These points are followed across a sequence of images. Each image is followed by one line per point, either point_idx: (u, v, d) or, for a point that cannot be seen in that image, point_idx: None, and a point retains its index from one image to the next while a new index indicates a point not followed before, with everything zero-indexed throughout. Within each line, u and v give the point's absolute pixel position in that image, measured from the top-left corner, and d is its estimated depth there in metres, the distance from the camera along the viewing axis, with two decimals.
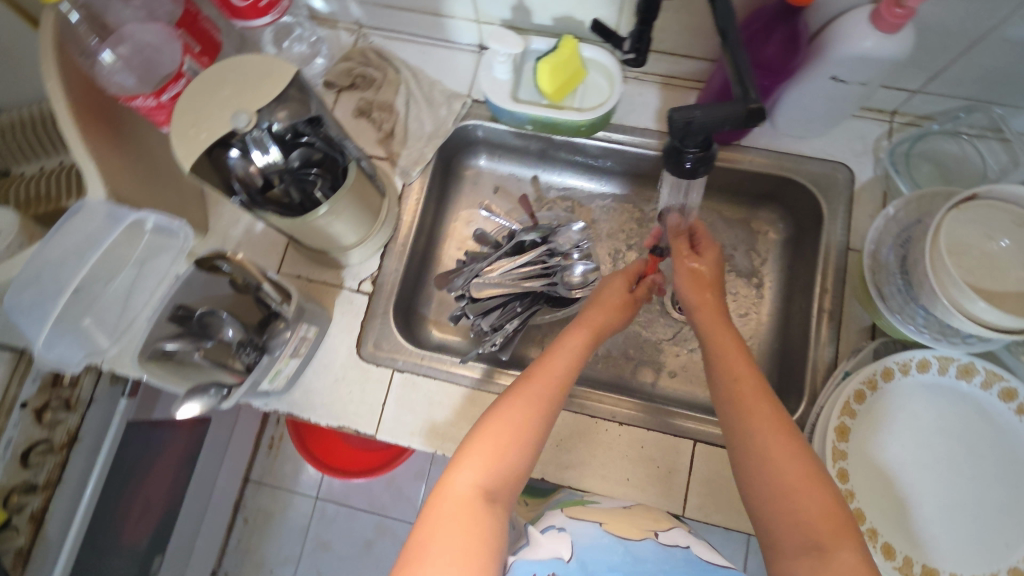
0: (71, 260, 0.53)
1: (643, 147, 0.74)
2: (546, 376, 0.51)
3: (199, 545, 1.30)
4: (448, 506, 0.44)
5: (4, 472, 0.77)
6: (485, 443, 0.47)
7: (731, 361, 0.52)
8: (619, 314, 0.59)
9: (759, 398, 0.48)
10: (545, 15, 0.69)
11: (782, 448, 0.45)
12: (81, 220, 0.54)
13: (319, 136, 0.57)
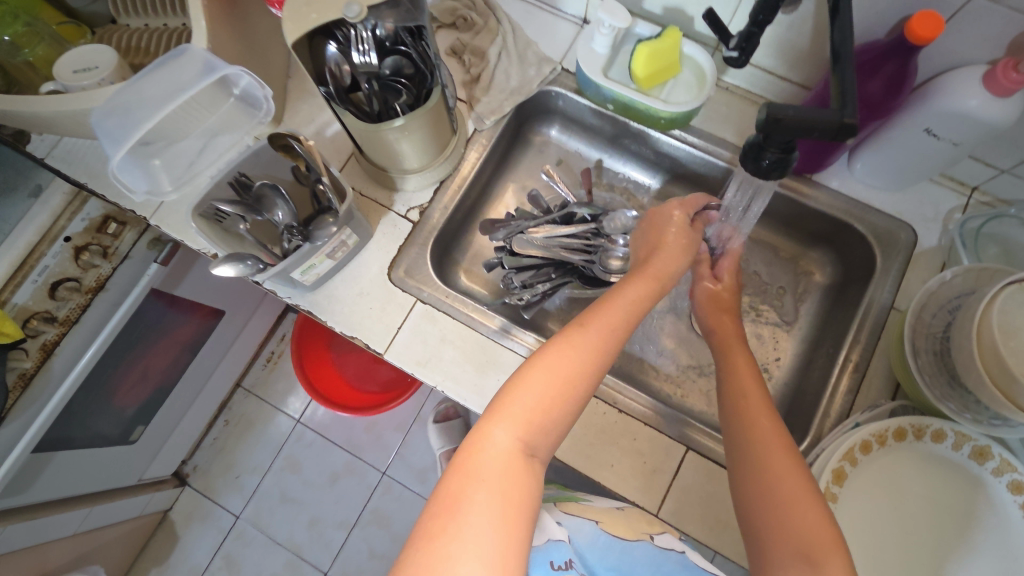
0: (161, 96, 0.54)
1: (715, 156, 0.74)
2: (599, 326, 0.52)
3: (179, 430, 1.33)
4: (487, 458, 0.44)
5: (31, 295, 0.79)
6: (542, 382, 0.48)
7: (743, 386, 0.56)
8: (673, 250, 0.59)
9: (761, 414, 0.52)
10: (657, 1, 0.70)
11: (790, 470, 0.48)
12: (180, 60, 0.55)
13: (416, 50, 0.58)
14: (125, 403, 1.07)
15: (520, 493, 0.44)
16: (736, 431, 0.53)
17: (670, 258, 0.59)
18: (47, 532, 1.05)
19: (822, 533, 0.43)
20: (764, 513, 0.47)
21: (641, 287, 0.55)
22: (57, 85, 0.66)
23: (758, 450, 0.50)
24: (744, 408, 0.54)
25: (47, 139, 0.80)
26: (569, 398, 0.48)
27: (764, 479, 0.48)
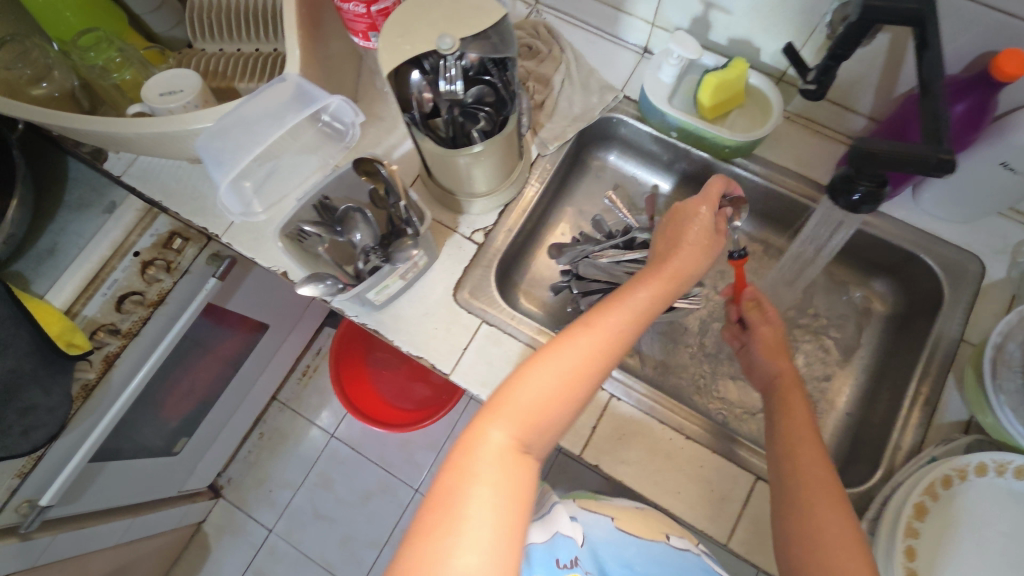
0: (265, 127, 0.57)
1: (777, 184, 0.74)
2: (605, 326, 0.50)
3: (217, 442, 1.35)
4: (485, 455, 0.43)
5: (98, 308, 0.80)
6: (547, 382, 0.46)
7: (795, 435, 0.55)
8: (692, 249, 0.57)
9: (815, 461, 0.52)
10: (722, 33, 0.71)
11: (840, 523, 0.48)
12: (279, 89, 0.58)
13: (501, 80, 0.60)
14: (173, 416, 1.08)
15: (518, 492, 0.42)
16: (784, 474, 0.53)
17: (689, 260, 0.56)
18: (90, 543, 1.06)
19: None
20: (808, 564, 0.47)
21: (654, 286, 0.54)
22: (144, 107, 0.68)
23: (805, 498, 0.50)
24: (794, 454, 0.54)
25: (124, 157, 0.81)
26: (572, 397, 0.47)
27: (813, 529, 0.48)
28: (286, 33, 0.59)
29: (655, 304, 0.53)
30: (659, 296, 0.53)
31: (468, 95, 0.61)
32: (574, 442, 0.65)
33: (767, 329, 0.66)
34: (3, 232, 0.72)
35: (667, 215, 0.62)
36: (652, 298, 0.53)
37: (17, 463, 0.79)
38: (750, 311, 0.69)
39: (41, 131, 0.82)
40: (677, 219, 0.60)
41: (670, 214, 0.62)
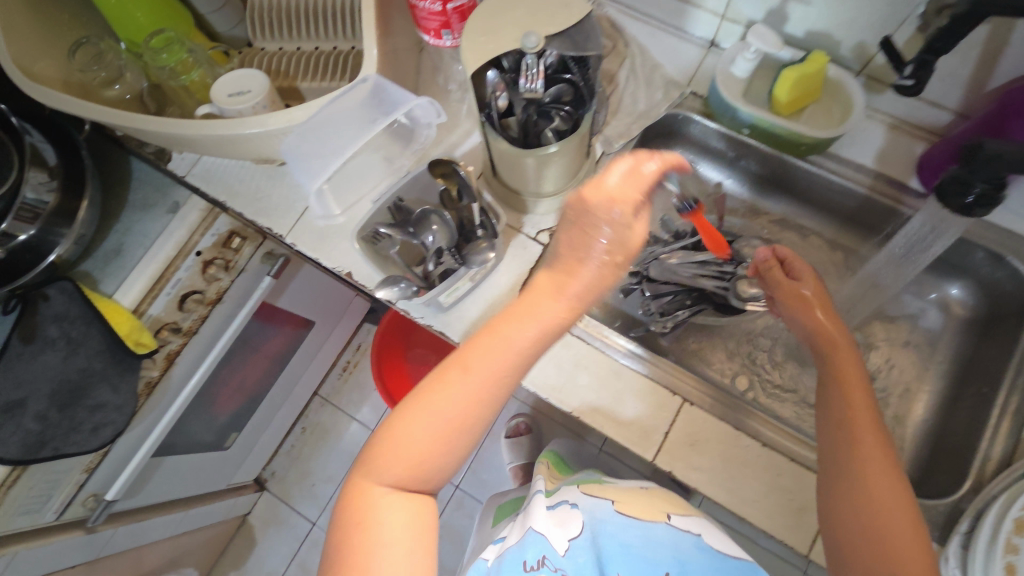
0: (354, 129, 0.61)
1: (852, 182, 0.72)
2: (480, 370, 0.48)
3: (264, 437, 1.37)
4: (378, 508, 0.47)
5: (162, 306, 0.78)
6: (422, 429, 0.48)
7: (851, 401, 0.53)
8: (581, 258, 0.46)
9: (873, 430, 0.51)
10: (800, 26, 0.69)
11: (898, 504, 0.47)
12: (356, 91, 0.60)
13: (581, 78, 0.58)
14: (224, 412, 1.10)
15: (411, 527, 0.47)
16: (838, 451, 0.51)
17: (586, 279, 0.46)
18: (144, 535, 1.08)
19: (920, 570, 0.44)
20: (860, 543, 0.47)
21: (540, 314, 0.47)
22: (212, 108, 0.68)
23: (859, 481, 0.49)
24: (849, 433, 0.51)
25: (188, 157, 0.82)
26: (451, 440, 0.48)
27: (872, 512, 0.47)
28: (364, 32, 0.60)
29: (546, 335, 0.47)
30: (545, 328, 0.47)
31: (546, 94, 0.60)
32: (647, 447, 0.64)
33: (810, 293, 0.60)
34: (75, 233, 0.73)
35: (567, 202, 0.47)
36: (539, 330, 0.47)
37: (85, 458, 0.79)
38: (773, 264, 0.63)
39: (107, 133, 0.83)
40: (572, 211, 0.46)
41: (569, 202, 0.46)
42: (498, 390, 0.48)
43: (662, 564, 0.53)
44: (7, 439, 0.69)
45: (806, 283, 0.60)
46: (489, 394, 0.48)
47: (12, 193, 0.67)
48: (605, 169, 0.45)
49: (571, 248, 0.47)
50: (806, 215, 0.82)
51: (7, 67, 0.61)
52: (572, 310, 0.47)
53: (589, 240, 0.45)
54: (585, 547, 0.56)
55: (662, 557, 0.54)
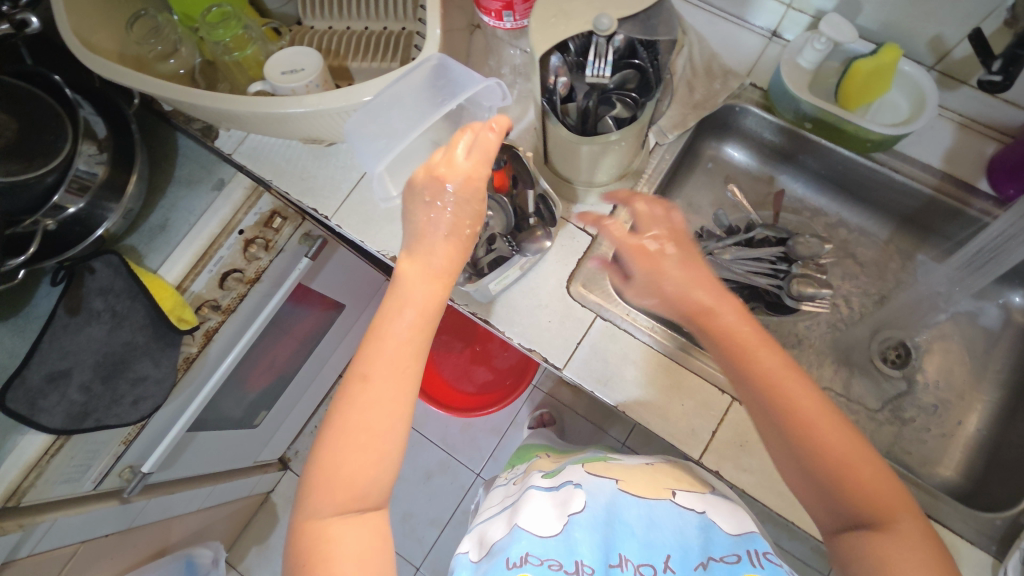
0: (423, 104, 0.60)
1: (917, 182, 0.70)
2: (379, 361, 0.49)
3: (290, 416, 1.38)
4: (323, 540, 0.46)
5: (204, 284, 0.78)
6: (354, 453, 0.47)
7: (768, 363, 0.50)
8: (435, 233, 0.50)
9: (801, 390, 0.49)
10: (873, 17, 0.67)
11: (855, 448, 0.47)
12: (422, 73, 0.61)
13: (650, 63, 0.57)
14: (255, 390, 1.10)
15: (368, 546, 0.47)
16: (776, 416, 0.48)
17: (450, 252, 0.51)
18: (174, 508, 1.08)
19: (893, 496, 0.46)
20: (838, 492, 0.46)
21: (416, 294, 0.50)
22: (264, 85, 0.68)
23: (821, 437, 0.47)
24: (784, 391, 0.49)
25: (235, 134, 0.82)
26: (382, 451, 0.48)
27: (842, 463, 0.47)
28: (429, 13, 0.62)
29: (427, 313, 0.50)
30: (426, 305, 0.50)
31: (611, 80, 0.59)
32: (694, 445, 0.63)
33: (683, 252, 0.55)
34: (124, 206, 0.72)
35: (411, 180, 0.51)
36: (419, 310, 0.50)
37: (122, 432, 0.79)
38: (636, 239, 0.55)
39: (154, 108, 0.82)
40: (428, 191, 0.49)
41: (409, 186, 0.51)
42: (408, 380, 0.49)
43: (664, 547, 0.52)
44: (52, 409, 0.69)
45: (662, 236, 0.55)
46: (401, 388, 0.49)
47: (65, 164, 0.66)
48: (439, 146, 0.52)
49: (436, 234, 0.50)
50: (860, 215, 0.80)
51: (68, 38, 0.62)
52: (441, 280, 0.51)
53: (435, 217, 0.50)
54: (583, 526, 0.54)
55: (663, 540, 0.53)
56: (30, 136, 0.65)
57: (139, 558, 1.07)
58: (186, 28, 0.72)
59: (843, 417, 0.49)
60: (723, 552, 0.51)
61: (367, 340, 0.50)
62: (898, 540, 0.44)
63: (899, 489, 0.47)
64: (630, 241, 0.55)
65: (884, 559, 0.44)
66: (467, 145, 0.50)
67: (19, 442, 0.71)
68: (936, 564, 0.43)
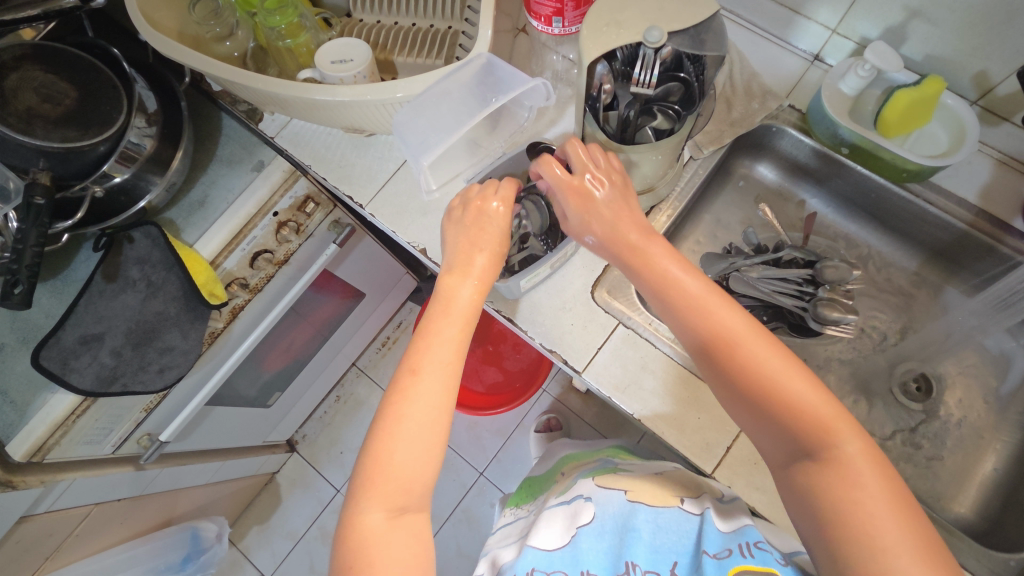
0: (470, 101, 0.63)
1: (949, 215, 0.71)
2: (425, 362, 0.50)
3: (302, 399, 1.40)
4: (369, 539, 0.47)
5: (235, 262, 0.79)
6: (402, 450, 0.48)
7: (704, 298, 0.52)
8: (473, 249, 0.55)
9: (737, 321, 0.51)
10: (919, 48, 0.67)
11: (795, 376, 0.48)
12: (470, 69, 0.63)
13: (695, 78, 0.59)
14: (271, 371, 1.12)
15: (411, 546, 0.47)
16: (710, 350, 0.51)
17: (486, 265, 0.54)
18: (184, 480, 1.10)
19: (835, 417, 0.47)
20: (776, 421, 0.48)
21: (461, 299, 0.53)
22: (314, 73, 0.70)
23: (760, 370, 0.49)
24: (719, 322, 0.51)
25: (279, 119, 0.84)
26: (429, 448, 0.49)
27: (776, 391, 0.48)
28: (481, 13, 0.64)
29: (470, 316, 0.53)
30: (470, 309, 0.53)
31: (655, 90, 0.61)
32: (707, 459, 0.63)
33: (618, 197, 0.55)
34: (167, 180, 0.74)
35: (450, 212, 0.57)
36: (463, 314, 0.52)
37: (146, 398, 0.80)
38: (575, 178, 0.55)
39: (202, 88, 0.84)
40: (467, 218, 0.55)
41: (449, 218, 0.57)
42: (454, 378, 0.51)
43: (671, 553, 0.54)
44: (82, 370, 0.71)
45: (602, 179, 0.55)
46: (448, 390, 0.50)
47: (117, 135, 0.68)
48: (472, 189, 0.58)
49: (476, 248, 0.55)
50: (889, 245, 0.80)
51: (134, 13, 0.66)
52: (482, 288, 0.54)
53: (474, 240, 0.54)
54: (591, 536, 0.57)
55: (669, 545, 0.55)
56: (86, 104, 0.67)
57: (146, 526, 1.09)
58: (243, 11, 0.74)
59: (778, 341, 0.50)
60: (716, 548, 0.53)
61: (415, 338, 0.52)
62: (833, 463, 0.46)
63: (841, 410, 0.48)
64: (568, 182, 0.55)
65: (818, 480, 0.46)
66: (494, 188, 0.56)
67: (47, 400, 0.73)
68: (878, 484, 0.44)
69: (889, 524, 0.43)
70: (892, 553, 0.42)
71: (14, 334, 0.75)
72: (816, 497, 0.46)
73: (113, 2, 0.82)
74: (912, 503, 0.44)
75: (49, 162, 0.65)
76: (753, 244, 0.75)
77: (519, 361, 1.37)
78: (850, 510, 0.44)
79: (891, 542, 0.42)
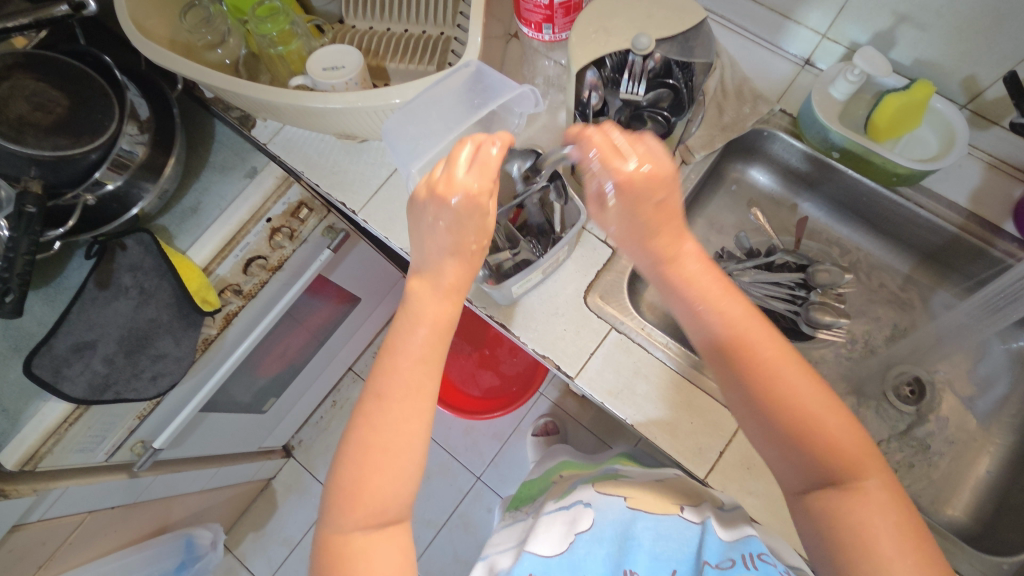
0: (458, 108, 0.63)
1: (940, 219, 0.71)
2: (396, 383, 0.49)
3: (298, 405, 1.40)
4: (348, 556, 0.47)
5: (228, 268, 0.79)
6: (375, 472, 0.48)
7: (737, 320, 0.49)
8: (440, 253, 0.50)
9: (771, 346, 0.48)
10: (907, 53, 0.67)
11: (828, 406, 0.47)
12: (459, 77, 0.63)
13: (684, 84, 0.59)
14: (266, 377, 1.11)
15: (392, 561, 0.48)
16: (745, 376, 0.48)
17: (457, 271, 0.51)
18: (179, 487, 1.09)
19: (863, 451, 0.46)
20: (805, 449, 0.46)
21: (429, 313, 0.51)
22: (305, 80, 0.70)
23: (792, 398, 0.47)
24: (753, 346, 0.49)
25: (271, 125, 0.84)
26: (402, 470, 0.49)
27: (808, 420, 0.46)
28: (471, 20, 0.64)
29: (440, 328, 0.51)
30: (439, 324, 0.51)
31: (645, 98, 0.60)
32: (701, 464, 0.63)
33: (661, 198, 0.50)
34: (159, 188, 0.74)
35: (415, 195, 0.51)
36: (430, 327, 0.51)
37: (139, 406, 0.79)
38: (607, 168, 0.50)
39: (195, 94, 0.84)
40: (430, 209, 0.49)
41: (414, 200, 0.51)
42: (424, 395, 0.50)
43: (670, 561, 0.55)
44: (74, 378, 0.71)
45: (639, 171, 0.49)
46: (418, 410, 0.49)
47: (109, 142, 0.68)
48: (440, 161, 0.50)
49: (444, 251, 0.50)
50: (881, 248, 0.80)
51: (126, 21, 0.66)
52: (451, 298, 0.51)
53: (437, 239, 0.50)
54: (591, 542, 0.58)
55: (669, 553, 0.56)
56: (78, 113, 0.67)
57: (140, 534, 1.08)
58: (235, 19, 0.75)
59: (811, 367, 0.49)
60: (718, 558, 0.53)
61: (382, 359, 0.51)
62: (862, 498, 0.44)
63: (868, 442, 0.47)
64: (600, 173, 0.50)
65: (840, 511, 0.45)
66: (469, 158, 0.48)
67: (40, 409, 0.72)
68: (900, 521, 0.44)
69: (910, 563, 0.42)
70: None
71: (6, 341, 0.74)
72: (837, 528, 0.45)
73: (106, 9, 0.82)
74: (927, 539, 0.44)
75: (40, 170, 0.65)
76: (744, 249, 0.75)
77: (515, 365, 1.36)
78: (869, 544, 0.43)
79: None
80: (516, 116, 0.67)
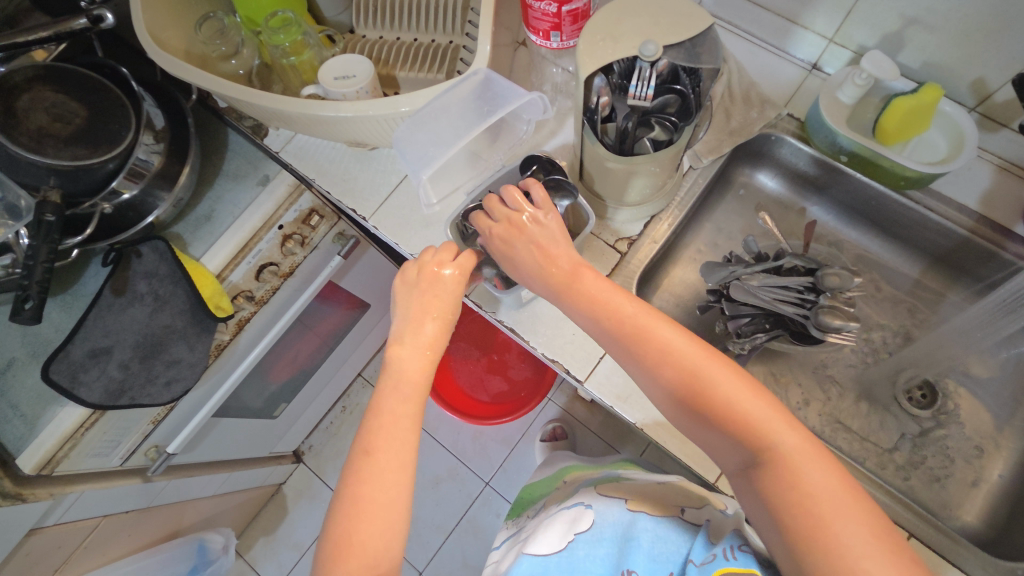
0: (469, 115, 0.64)
1: (951, 223, 0.71)
2: (382, 440, 0.49)
3: (308, 410, 1.41)
4: None
5: (241, 274, 0.80)
6: (364, 527, 0.47)
7: (627, 318, 0.51)
8: (422, 316, 0.53)
9: (660, 338, 0.49)
10: (915, 56, 0.67)
11: (721, 383, 0.47)
12: (470, 85, 0.64)
13: (692, 90, 0.60)
14: (277, 383, 1.12)
15: None
16: (647, 374, 0.50)
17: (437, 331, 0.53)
18: (193, 491, 1.10)
19: (768, 417, 0.46)
20: (722, 433, 0.47)
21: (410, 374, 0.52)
22: (318, 89, 0.71)
23: (688, 386, 0.48)
24: (646, 340, 0.50)
25: (283, 134, 0.86)
26: (391, 525, 0.48)
27: (710, 402, 0.47)
28: (480, 28, 0.65)
29: (420, 387, 0.52)
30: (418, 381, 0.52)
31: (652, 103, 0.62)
32: (710, 468, 0.62)
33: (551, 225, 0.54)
34: (174, 196, 0.75)
35: (403, 275, 0.55)
36: (413, 388, 0.51)
37: (153, 412, 0.80)
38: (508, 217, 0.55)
39: (209, 104, 0.86)
40: (421, 284, 0.54)
41: (401, 279, 0.56)
42: (412, 450, 0.50)
43: (667, 563, 0.55)
44: (91, 384, 0.72)
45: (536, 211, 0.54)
46: (404, 461, 0.49)
47: (125, 152, 0.69)
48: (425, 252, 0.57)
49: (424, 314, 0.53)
50: (890, 251, 0.80)
51: (144, 35, 0.68)
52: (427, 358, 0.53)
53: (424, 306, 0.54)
54: (589, 544, 0.60)
55: (666, 555, 0.56)
56: (96, 124, 0.68)
57: (153, 539, 1.09)
58: (249, 30, 0.77)
59: (706, 347, 0.49)
60: (702, 556, 0.52)
61: (368, 418, 0.51)
62: (779, 465, 0.44)
63: (778, 408, 0.47)
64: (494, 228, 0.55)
65: (770, 486, 0.44)
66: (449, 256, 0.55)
67: (57, 414, 0.73)
68: (822, 477, 0.43)
69: (843, 520, 0.41)
70: (842, 546, 0.40)
71: (25, 347, 0.76)
72: (772, 505, 0.44)
73: (123, 22, 0.84)
74: (861, 494, 0.43)
75: (59, 180, 0.66)
76: (752, 252, 0.75)
77: (524, 370, 1.36)
78: (800, 512, 0.43)
79: (841, 536, 0.41)
80: (526, 123, 0.68)
